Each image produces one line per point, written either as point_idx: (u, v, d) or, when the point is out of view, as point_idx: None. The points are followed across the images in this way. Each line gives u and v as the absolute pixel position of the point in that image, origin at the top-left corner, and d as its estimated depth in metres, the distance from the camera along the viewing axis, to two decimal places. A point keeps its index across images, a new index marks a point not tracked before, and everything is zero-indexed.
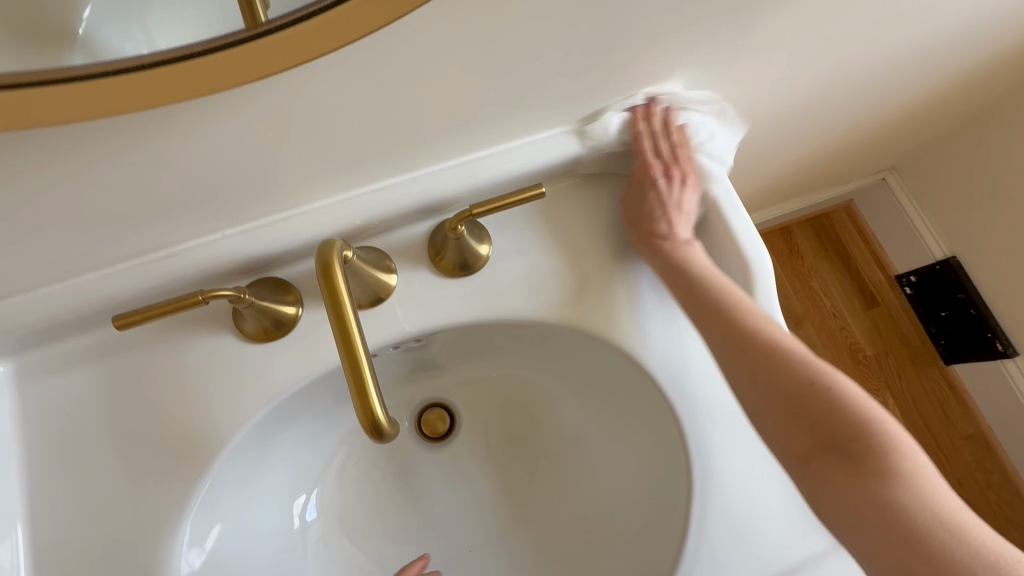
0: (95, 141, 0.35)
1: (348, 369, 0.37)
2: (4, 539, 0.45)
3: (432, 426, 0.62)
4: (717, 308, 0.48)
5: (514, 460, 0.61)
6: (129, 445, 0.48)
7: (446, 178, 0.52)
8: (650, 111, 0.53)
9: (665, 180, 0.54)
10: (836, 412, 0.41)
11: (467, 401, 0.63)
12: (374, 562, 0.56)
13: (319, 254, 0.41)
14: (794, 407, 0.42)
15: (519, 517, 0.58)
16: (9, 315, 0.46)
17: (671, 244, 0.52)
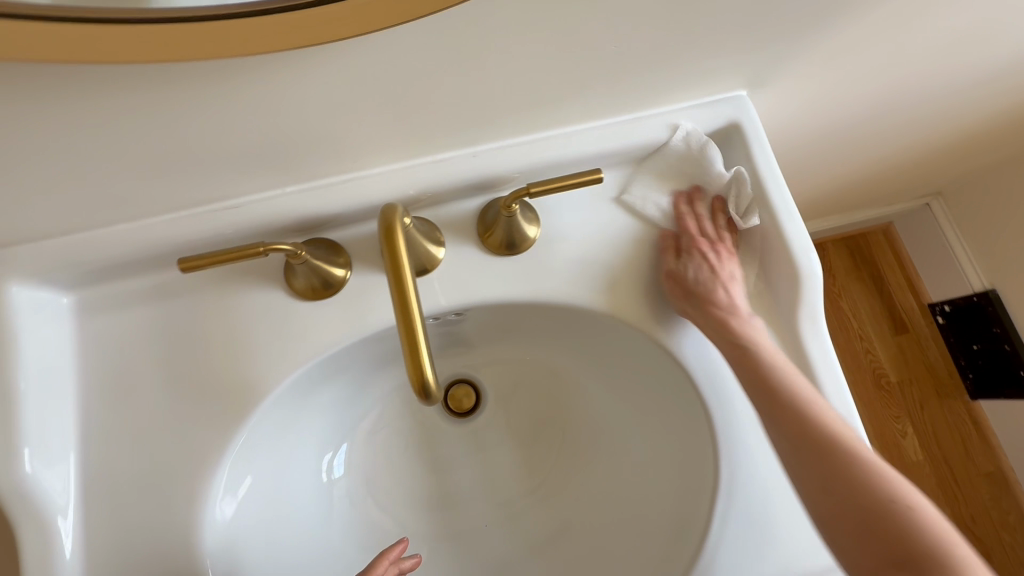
0: (183, 83, 0.36)
1: (403, 330, 0.38)
2: (57, 462, 0.47)
3: (460, 401, 0.63)
4: (786, 403, 0.45)
5: (537, 443, 0.61)
6: (178, 386, 0.50)
7: (503, 156, 0.52)
8: (693, 198, 0.54)
9: (710, 252, 0.52)
10: (910, 532, 0.38)
11: (495, 380, 0.64)
12: (394, 525, 0.58)
13: (380, 218, 0.42)
14: (870, 524, 0.39)
15: (538, 498, 0.59)
16: (80, 249, 0.48)
17: (733, 318, 0.50)
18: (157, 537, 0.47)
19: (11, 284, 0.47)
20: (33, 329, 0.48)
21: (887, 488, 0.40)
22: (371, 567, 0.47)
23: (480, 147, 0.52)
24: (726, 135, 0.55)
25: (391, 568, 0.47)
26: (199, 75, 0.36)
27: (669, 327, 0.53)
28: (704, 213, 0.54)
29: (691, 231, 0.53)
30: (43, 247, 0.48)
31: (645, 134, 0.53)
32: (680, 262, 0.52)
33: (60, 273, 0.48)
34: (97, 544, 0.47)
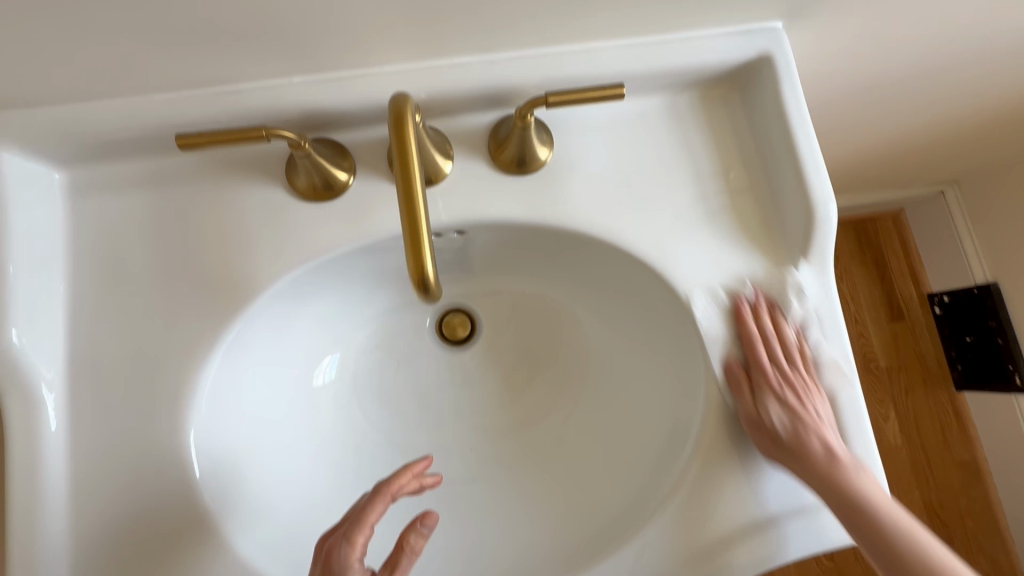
0: None
1: (406, 225, 0.37)
2: (45, 335, 0.46)
3: (455, 327, 0.63)
4: (880, 526, 0.42)
5: (528, 373, 0.61)
6: (170, 274, 0.49)
7: (520, 67, 0.49)
8: (755, 310, 0.50)
9: (785, 390, 0.47)
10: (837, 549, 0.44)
11: (489, 310, 0.63)
12: (379, 438, 0.58)
13: (390, 108, 0.39)
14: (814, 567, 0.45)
15: (522, 424, 0.59)
16: (76, 121, 0.46)
17: (789, 419, 0.46)
18: (145, 423, 0.47)
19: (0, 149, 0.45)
20: (23, 199, 0.46)
21: None
22: (394, 478, 0.45)
23: (498, 56, 0.49)
24: (755, 70, 0.52)
25: (413, 483, 0.45)
26: None
27: (674, 264, 0.52)
28: (782, 328, 0.50)
29: (762, 353, 0.49)
30: (35, 115, 0.46)
31: (672, 60, 0.51)
32: (755, 403, 0.48)
33: (51, 144, 0.46)
34: (84, 424, 0.47)
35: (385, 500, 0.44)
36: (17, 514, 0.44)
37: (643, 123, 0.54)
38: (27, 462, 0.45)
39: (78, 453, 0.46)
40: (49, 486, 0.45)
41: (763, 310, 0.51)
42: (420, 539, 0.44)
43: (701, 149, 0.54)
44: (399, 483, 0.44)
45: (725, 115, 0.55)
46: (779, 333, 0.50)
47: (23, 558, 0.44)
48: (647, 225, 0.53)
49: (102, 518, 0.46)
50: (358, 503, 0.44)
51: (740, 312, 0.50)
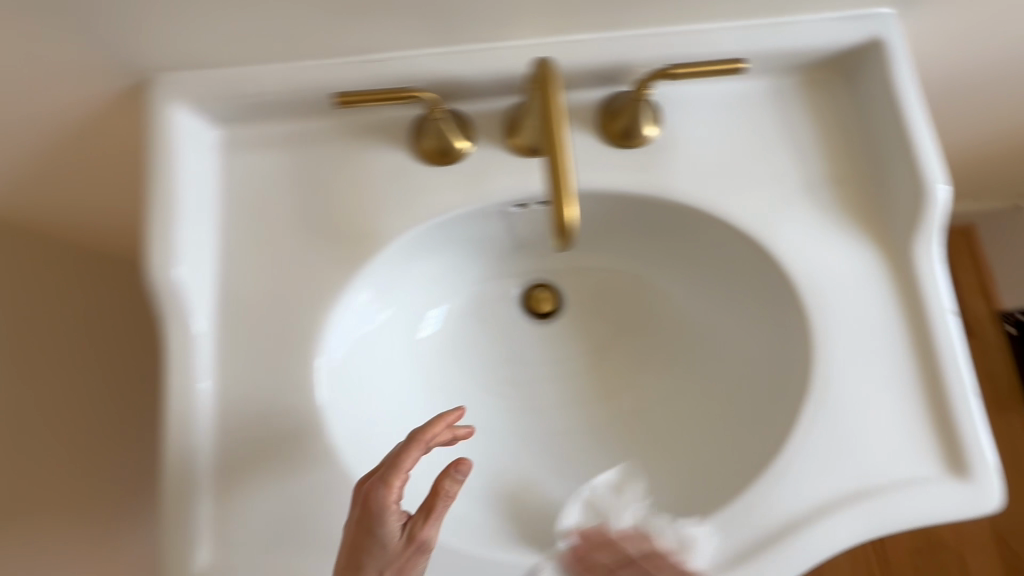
0: None
1: (552, 173, 0.40)
2: (199, 272, 0.51)
3: (541, 301, 0.66)
4: None
5: (615, 343, 0.65)
6: (306, 225, 0.54)
7: (638, 45, 0.52)
8: (584, 550, 0.49)
9: None
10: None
11: (580, 284, 0.67)
12: (475, 394, 0.62)
13: (537, 70, 0.42)
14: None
15: (608, 391, 0.63)
16: (237, 84, 0.52)
17: None
18: (282, 357, 0.51)
19: (176, 106, 0.51)
20: (190, 152, 0.52)
21: None
22: (428, 427, 0.46)
23: (617, 34, 0.53)
24: (863, 53, 0.54)
25: (446, 432, 0.46)
26: None
27: (779, 238, 0.53)
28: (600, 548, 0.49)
29: None
30: (204, 76, 0.52)
31: (783, 41, 0.53)
32: None
33: (216, 102, 0.52)
34: (228, 356, 0.51)
35: (419, 447, 0.44)
36: (171, 431, 0.48)
37: (750, 104, 0.56)
38: (182, 385, 0.49)
39: (221, 380, 0.51)
40: (199, 408, 0.49)
41: (597, 534, 0.50)
42: (455, 484, 0.43)
43: (806, 129, 0.56)
44: (433, 432, 0.45)
45: (829, 98, 0.57)
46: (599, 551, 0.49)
47: (176, 471, 0.48)
48: (751, 200, 0.54)
49: (242, 442, 0.50)
50: (395, 450, 0.44)
51: (581, 564, 0.49)
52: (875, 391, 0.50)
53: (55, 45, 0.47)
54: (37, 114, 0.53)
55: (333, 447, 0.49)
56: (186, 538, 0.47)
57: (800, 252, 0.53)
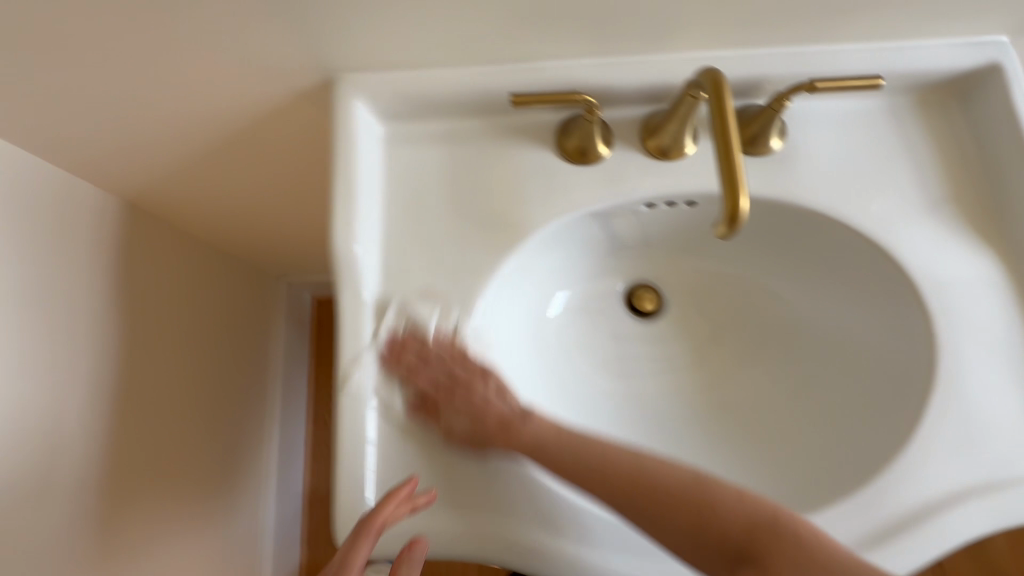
0: None
1: (723, 172, 0.44)
2: (368, 248, 0.57)
3: (645, 300, 0.71)
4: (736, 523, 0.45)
5: (723, 339, 0.69)
6: (462, 212, 0.59)
7: (773, 61, 0.58)
8: (394, 346, 0.55)
9: (470, 382, 0.54)
10: (726, 514, 0.46)
11: (684, 287, 0.71)
12: (591, 379, 0.67)
13: (706, 79, 0.47)
14: (675, 530, 0.46)
15: (716, 382, 0.67)
16: (411, 83, 0.58)
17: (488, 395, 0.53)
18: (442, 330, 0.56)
19: (358, 101, 0.58)
20: (365, 142, 0.58)
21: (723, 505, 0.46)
22: (379, 509, 0.48)
23: (754, 51, 0.58)
24: (980, 77, 0.59)
25: (405, 505, 0.49)
26: None
27: (901, 243, 0.57)
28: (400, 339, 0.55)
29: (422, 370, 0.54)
30: (383, 76, 0.58)
31: (909, 63, 0.58)
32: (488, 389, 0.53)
33: (390, 98, 0.58)
34: (392, 326, 0.56)
35: (371, 537, 0.47)
36: (344, 390, 0.54)
37: (871, 118, 0.61)
38: (355, 349, 0.54)
39: (385, 348, 0.56)
40: (368, 372, 0.54)
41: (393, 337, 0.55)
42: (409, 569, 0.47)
43: (922, 145, 0.60)
44: (383, 517, 0.47)
45: (944, 117, 0.61)
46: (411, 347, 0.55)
47: (350, 425, 0.53)
48: (873, 206, 0.59)
49: (404, 404, 0.54)
50: (347, 543, 0.47)
51: (392, 355, 0.55)
52: (997, 388, 0.54)
53: (271, 42, 0.54)
54: (229, 116, 0.65)
55: (461, 348, 0.55)
56: (356, 488, 0.52)
57: (922, 256, 0.57)
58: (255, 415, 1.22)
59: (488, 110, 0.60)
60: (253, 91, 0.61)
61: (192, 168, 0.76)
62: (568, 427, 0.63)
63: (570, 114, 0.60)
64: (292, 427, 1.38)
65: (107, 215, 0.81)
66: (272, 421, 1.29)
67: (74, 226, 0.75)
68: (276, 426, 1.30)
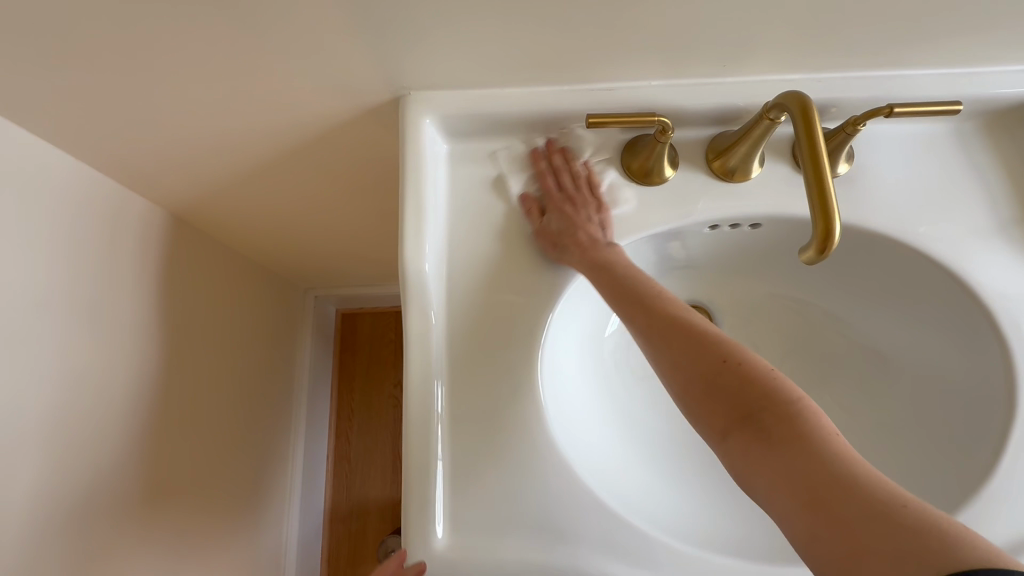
0: None
1: (815, 195, 0.44)
2: (435, 267, 0.56)
3: None
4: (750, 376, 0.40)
5: (772, 364, 0.69)
6: (527, 231, 0.58)
7: (842, 86, 0.58)
8: (548, 150, 0.60)
9: (579, 212, 0.57)
10: (755, 379, 0.40)
11: (735, 310, 0.71)
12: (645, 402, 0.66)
13: (792, 103, 0.47)
14: (694, 367, 0.42)
15: None
16: (479, 102, 0.58)
17: (594, 247, 0.54)
18: (510, 351, 0.55)
19: (427, 119, 0.58)
20: (431, 160, 0.58)
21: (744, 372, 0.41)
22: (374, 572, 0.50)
23: (823, 75, 0.58)
24: None
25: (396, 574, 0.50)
26: None
27: (975, 270, 0.56)
28: (564, 156, 0.60)
29: (561, 175, 0.59)
30: (452, 95, 0.58)
31: (979, 89, 0.57)
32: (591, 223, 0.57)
33: (459, 117, 0.58)
34: (458, 346, 0.55)
35: None
36: (412, 412, 0.52)
37: (938, 142, 0.61)
38: (422, 369, 0.53)
39: (451, 369, 0.55)
40: (435, 394, 0.53)
41: (563, 149, 0.60)
42: None
43: (989, 171, 0.60)
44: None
45: (1011, 144, 0.61)
46: (569, 163, 0.60)
47: (418, 448, 0.52)
48: (944, 231, 0.58)
49: (471, 426, 0.53)
50: None
51: (536, 161, 0.60)
52: None
53: (345, 61, 0.54)
54: (289, 131, 0.65)
55: (593, 187, 0.59)
56: (425, 515, 0.50)
57: (996, 284, 0.56)
58: (281, 429, 1.20)
59: (554, 130, 0.60)
60: (318, 108, 0.61)
61: (244, 181, 0.76)
62: (631, 455, 0.61)
63: (636, 134, 0.59)
64: (317, 441, 1.36)
65: (154, 228, 0.80)
66: (298, 436, 1.27)
67: (122, 240, 0.75)
68: (302, 440, 1.28)
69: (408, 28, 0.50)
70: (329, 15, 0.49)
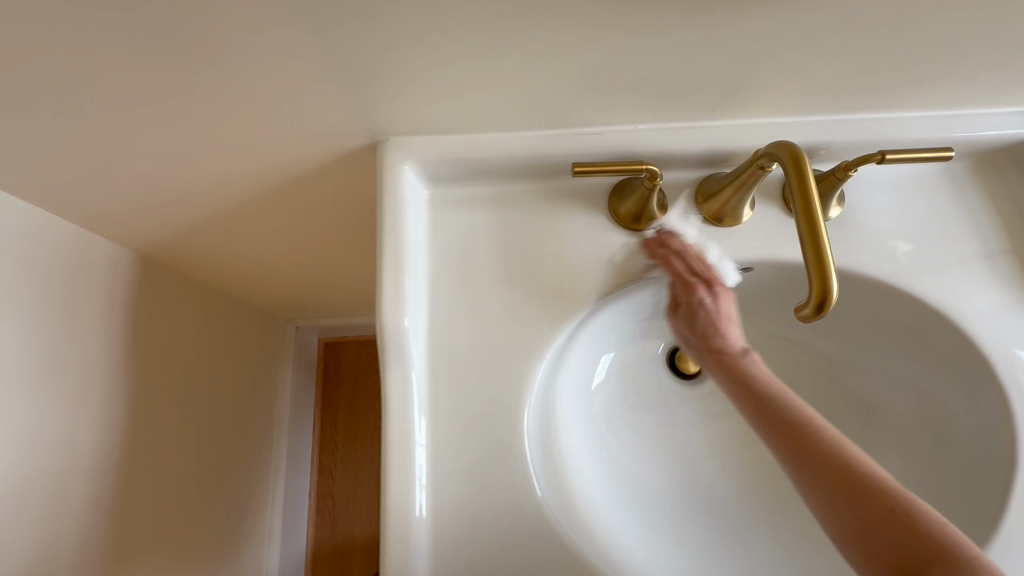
0: (656, 16, 0.44)
1: (810, 249, 0.42)
2: (416, 321, 0.53)
3: (688, 361, 0.69)
4: (910, 518, 0.36)
5: None
6: (511, 281, 0.56)
7: (831, 129, 0.57)
8: (660, 240, 0.55)
9: (704, 308, 0.52)
10: (924, 533, 0.36)
11: None
12: (637, 452, 0.64)
13: (782, 150, 0.46)
14: (848, 507, 0.39)
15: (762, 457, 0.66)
16: (461, 148, 0.56)
17: (727, 355, 0.50)
18: (497, 408, 0.52)
19: (406, 165, 0.55)
20: (411, 208, 0.56)
21: (904, 515, 0.37)
22: None
23: (812, 117, 0.57)
24: None
25: None
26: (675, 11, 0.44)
27: (970, 315, 0.55)
28: (681, 242, 0.55)
29: (675, 265, 0.54)
30: (432, 140, 0.56)
31: (967, 131, 0.57)
32: (718, 317, 0.52)
33: (439, 163, 0.56)
34: (441, 403, 0.52)
35: None
36: (391, 479, 0.49)
37: (929, 183, 0.60)
38: (402, 434, 0.50)
39: (435, 432, 0.52)
40: (416, 461, 0.50)
41: (675, 234, 0.55)
42: None
43: (980, 211, 0.59)
44: None
45: (1000, 183, 0.60)
46: (686, 248, 0.54)
47: (398, 519, 0.48)
48: (937, 274, 0.57)
49: (455, 492, 0.50)
50: None
51: (650, 251, 0.56)
52: None
53: (318, 108, 0.51)
54: (263, 176, 0.62)
55: (710, 270, 0.53)
56: None
57: (991, 329, 0.55)
58: (259, 469, 1.15)
59: (539, 175, 0.58)
60: (292, 153, 0.58)
61: (216, 223, 0.73)
62: (624, 509, 0.59)
63: (623, 178, 0.58)
64: (298, 478, 1.31)
65: (121, 273, 0.76)
66: (278, 475, 1.22)
67: (87, 288, 0.71)
68: (282, 480, 1.23)
69: (383, 74, 0.48)
70: (299, 61, 0.46)
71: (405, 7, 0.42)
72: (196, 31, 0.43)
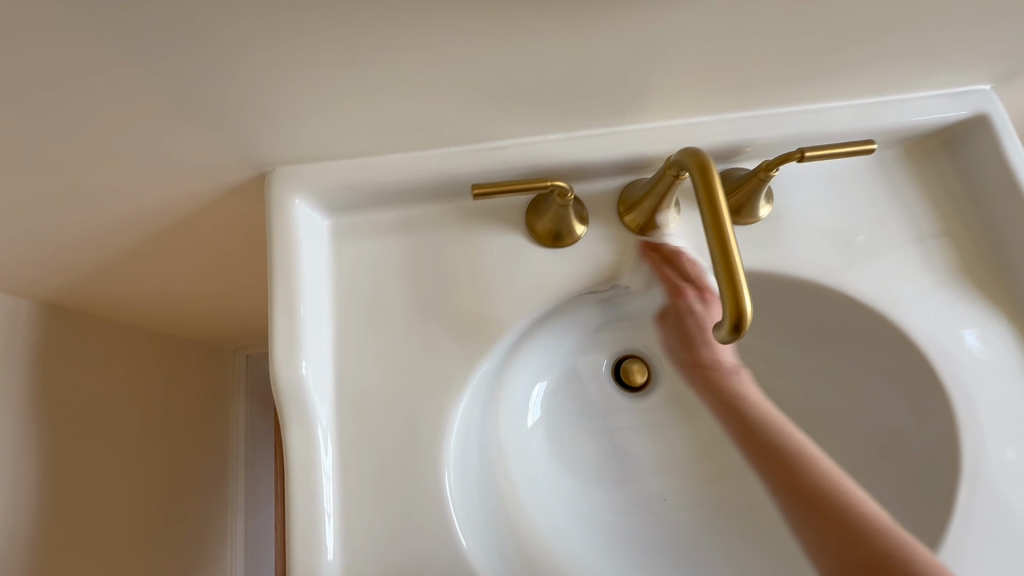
0: (531, 24, 0.40)
1: (720, 263, 0.39)
2: (319, 364, 0.49)
3: (634, 373, 0.66)
4: (869, 528, 0.42)
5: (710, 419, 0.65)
6: (424, 312, 0.52)
7: (750, 126, 0.54)
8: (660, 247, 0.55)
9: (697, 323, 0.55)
10: (872, 533, 0.42)
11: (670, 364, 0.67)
12: (578, 476, 0.61)
13: (688, 156, 0.43)
14: (841, 529, 0.43)
15: (710, 470, 0.63)
16: (355, 173, 0.51)
17: None
18: (413, 454, 0.48)
19: (297, 197, 0.51)
20: (308, 244, 0.51)
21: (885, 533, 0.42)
22: None
23: (730, 115, 0.54)
24: (968, 127, 0.55)
25: None
26: (551, 18, 0.40)
27: (906, 311, 0.53)
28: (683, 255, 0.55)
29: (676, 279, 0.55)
30: (326, 168, 0.52)
31: (892, 119, 0.54)
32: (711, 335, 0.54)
33: (334, 193, 0.52)
34: (352, 452, 0.49)
35: None
36: (296, 541, 0.46)
37: (861, 172, 0.57)
38: (306, 490, 0.46)
39: (345, 485, 0.48)
40: (324, 520, 0.46)
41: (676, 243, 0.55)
42: None
43: (913, 199, 0.57)
44: None
45: (933, 170, 0.58)
46: (687, 261, 0.55)
47: None
48: (871, 268, 0.54)
49: (370, 547, 0.47)
50: None
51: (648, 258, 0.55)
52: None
53: (187, 145, 0.47)
54: (151, 217, 0.57)
55: (704, 284, 0.55)
56: None
57: (930, 324, 0.52)
58: (213, 510, 1.10)
59: (448, 197, 0.54)
60: (175, 192, 0.53)
61: (118, 267, 0.68)
62: (564, 539, 0.56)
63: (537, 193, 0.53)
64: (261, 513, 1.25)
65: (22, 326, 0.71)
66: (235, 513, 1.17)
67: None
68: (240, 517, 1.18)
69: (249, 104, 0.44)
70: (150, 97, 0.42)
71: (249, 31, 0.37)
72: (15, 72, 0.38)
